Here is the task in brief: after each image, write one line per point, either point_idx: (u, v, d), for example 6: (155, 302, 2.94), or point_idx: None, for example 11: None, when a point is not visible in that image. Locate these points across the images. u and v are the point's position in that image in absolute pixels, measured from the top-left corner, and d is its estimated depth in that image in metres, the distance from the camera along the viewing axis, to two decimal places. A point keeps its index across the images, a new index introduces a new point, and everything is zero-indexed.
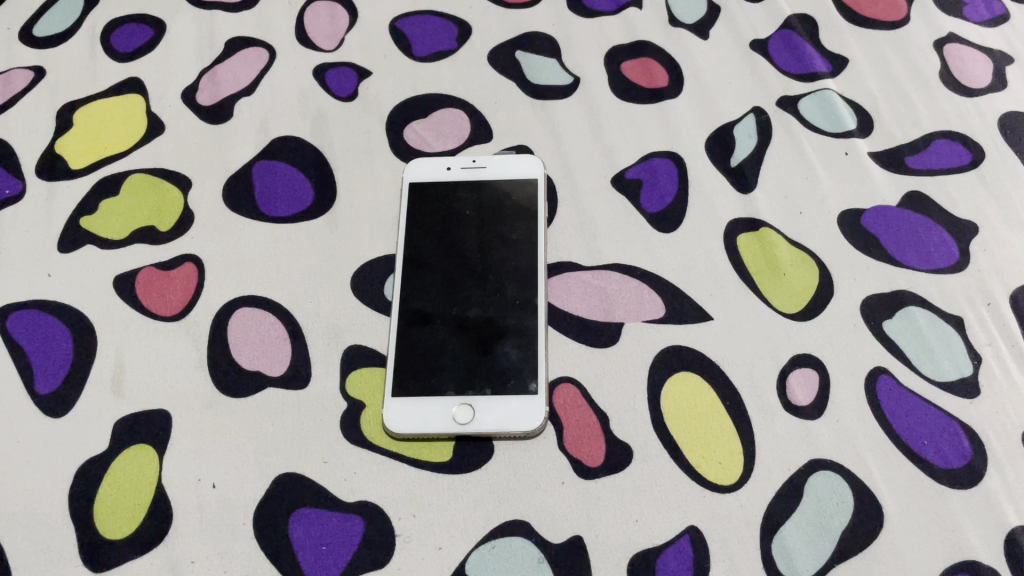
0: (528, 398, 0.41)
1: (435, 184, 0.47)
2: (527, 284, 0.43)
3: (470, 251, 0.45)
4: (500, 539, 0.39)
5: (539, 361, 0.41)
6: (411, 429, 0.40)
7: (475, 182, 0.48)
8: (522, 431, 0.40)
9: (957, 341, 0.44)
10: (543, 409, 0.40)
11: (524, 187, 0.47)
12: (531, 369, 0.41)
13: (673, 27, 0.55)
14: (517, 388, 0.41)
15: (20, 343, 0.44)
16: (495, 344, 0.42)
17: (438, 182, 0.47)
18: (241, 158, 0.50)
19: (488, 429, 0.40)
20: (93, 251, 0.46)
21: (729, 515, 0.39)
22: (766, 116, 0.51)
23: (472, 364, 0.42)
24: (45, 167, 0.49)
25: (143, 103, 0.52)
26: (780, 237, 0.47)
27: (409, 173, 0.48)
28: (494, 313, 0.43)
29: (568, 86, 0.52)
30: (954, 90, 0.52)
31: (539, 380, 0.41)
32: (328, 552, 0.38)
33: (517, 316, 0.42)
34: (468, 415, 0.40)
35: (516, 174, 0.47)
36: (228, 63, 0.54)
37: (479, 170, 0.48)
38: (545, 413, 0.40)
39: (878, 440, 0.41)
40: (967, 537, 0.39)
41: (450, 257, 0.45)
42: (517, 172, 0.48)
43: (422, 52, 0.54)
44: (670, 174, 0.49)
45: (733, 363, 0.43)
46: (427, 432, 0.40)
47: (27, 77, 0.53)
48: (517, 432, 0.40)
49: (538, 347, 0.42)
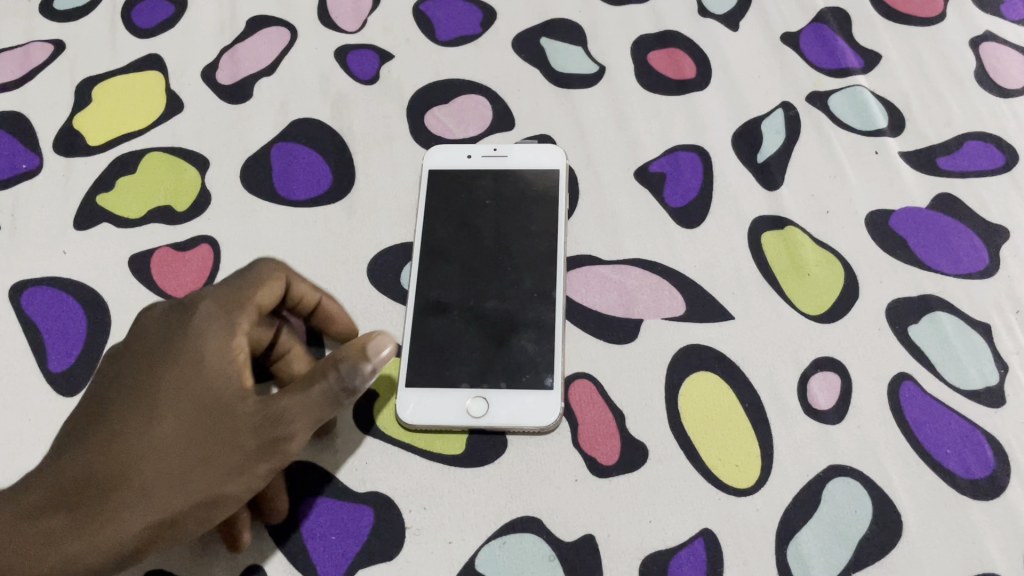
0: (543, 394, 0.40)
1: (455, 173, 0.47)
2: (544, 280, 0.43)
3: (489, 245, 0.44)
4: (511, 535, 0.38)
5: (555, 356, 0.41)
6: (425, 421, 0.40)
7: (496, 172, 0.47)
8: (536, 427, 0.40)
9: (984, 349, 0.43)
10: (557, 406, 0.40)
11: (545, 178, 0.46)
12: (547, 363, 0.41)
13: (701, 18, 0.53)
14: (533, 383, 0.41)
15: (34, 319, 0.44)
16: (511, 339, 0.42)
17: (459, 171, 0.47)
18: (260, 140, 0.49)
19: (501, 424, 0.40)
20: (109, 229, 0.46)
21: (744, 519, 0.39)
22: (795, 112, 0.50)
23: (489, 359, 0.41)
24: (62, 143, 0.49)
25: (163, 80, 0.51)
26: (805, 236, 0.46)
27: (428, 160, 0.47)
28: (511, 307, 0.42)
29: (593, 75, 0.51)
30: (989, 91, 0.51)
31: (555, 375, 0.41)
32: (337, 542, 0.38)
33: (535, 310, 0.42)
34: (482, 408, 0.40)
35: (539, 164, 0.47)
36: (249, 42, 0.53)
37: (500, 159, 0.47)
38: (559, 411, 0.40)
39: (898, 448, 0.40)
40: (988, 550, 0.38)
41: (466, 251, 0.44)
42: (537, 162, 0.47)
43: (444, 36, 0.53)
44: (695, 168, 0.48)
45: (752, 365, 0.42)
46: (441, 423, 0.40)
47: (46, 51, 0.52)
48: (532, 428, 0.40)
49: (555, 340, 0.41)
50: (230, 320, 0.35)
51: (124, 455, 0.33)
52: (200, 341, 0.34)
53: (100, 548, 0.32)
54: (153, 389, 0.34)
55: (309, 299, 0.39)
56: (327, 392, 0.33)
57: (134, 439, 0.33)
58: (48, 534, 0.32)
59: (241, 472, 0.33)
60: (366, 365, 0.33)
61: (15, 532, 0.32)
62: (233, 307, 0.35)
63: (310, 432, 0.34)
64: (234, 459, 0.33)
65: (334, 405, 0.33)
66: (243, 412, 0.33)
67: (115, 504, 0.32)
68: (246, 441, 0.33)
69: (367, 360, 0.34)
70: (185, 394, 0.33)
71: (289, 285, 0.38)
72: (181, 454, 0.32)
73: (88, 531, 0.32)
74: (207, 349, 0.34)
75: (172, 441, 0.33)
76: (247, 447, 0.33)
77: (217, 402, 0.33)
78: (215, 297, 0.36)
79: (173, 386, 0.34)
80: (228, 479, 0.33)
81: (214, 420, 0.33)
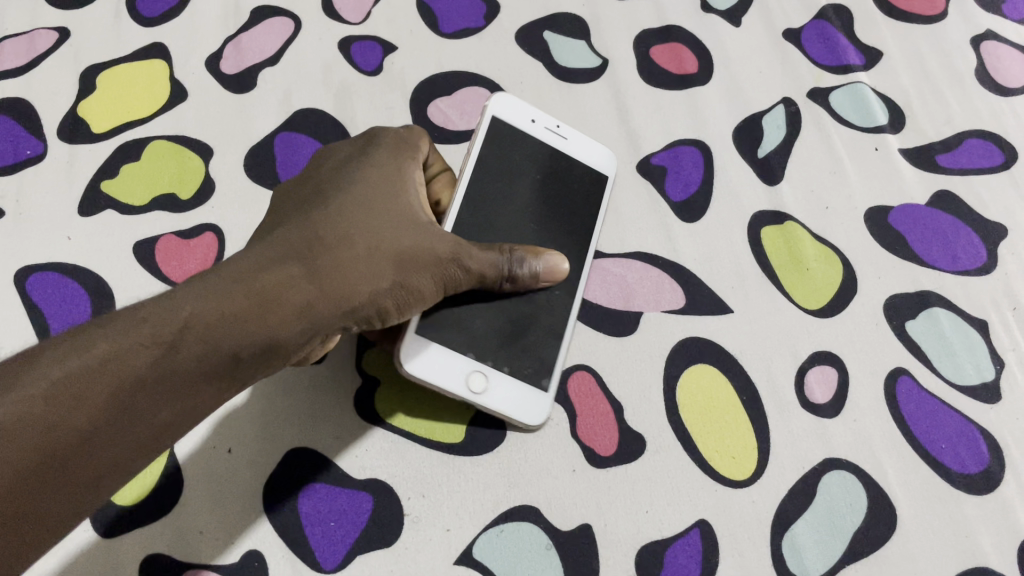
0: (537, 392, 0.40)
1: (512, 131, 0.42)
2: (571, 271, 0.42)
3: (528, 220, 0.41)
4: (509, 523, 0.39)
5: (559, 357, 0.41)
6: (424, 375, 0.37)
7: (553, 151, 0.44)
8: (524, 422, 0.39)
9: (980, 345, 0.44)
10: (546, 410, 0.40)
11: (598, 180, 0.45)
12: (550, 363, 0.40)
13: (704, 13, 0.53)
14: (532, 379, 0.40)
15: (36, 303, 0.44)
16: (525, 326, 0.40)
17: (517, 131, 0.43)
18: (264, 130, 0.49)
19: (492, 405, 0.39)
20: (113, 217, 0.46)
21: (741, 510, 0.39)
22: (796, 108, 0.50)
23: (499, 335, 0.39)
24: (66, 129, 0.49)
25: (166, 68, 0.51)
26: (805, 230, 0.46)
27: (496, 104, 0.42)
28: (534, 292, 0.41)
29: (595, 69, 0.51)
30: (989, 90, 0.51)
31: (553, 380, 0.40)
32: (336, 528, 0.39)
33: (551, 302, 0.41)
34: (482, 385, 0.39)
35: (591, 161, 0.45)
36: (253, 32, 0.53)
37: (560, 140, 0.44)
38: (546, 415, 0.40)
39: (894, 442, 0.41)
40: (980, 543, 0.39)
41: (507, 210, 0.41)
42: (595, 160, 0.45)
43: (448, 28, 0.53)
44: (696, 162, 0.48)
45: (751, 358, 0.42)
46: (442, 388, 0.37)
47: (51, 39, 0.52)
48: (516, 421, 0.39)
49: (563, 342, 0.41)
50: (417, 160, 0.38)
51: (344, 229, 0.33)
52: (380, 164, 0.36)
53: (330, 292, 0.32)
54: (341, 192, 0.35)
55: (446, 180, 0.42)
56: (503, 269, 0.36)
57: (356, 215, 0.34)
58: (275, 283, 0.31)
59: (427, 269, 0.34)
60: (536, 262, 0.37)
61: (251, 283, 0.31)
62: (409, 147, 0.38)
63: (474, 282, 0.36)
64: (428, 261, 0.34)
65: (500, 271, 0.36)
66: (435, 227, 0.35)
67: (323, 272, 0.32)
68: (438, 244, 0.34)
69: (543, 267, 0.37)
70: (384, 198, 0.35)
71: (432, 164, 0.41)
72: (398, 246, 0.34)
73: (320, 283, 0.32)
74: (407, 179, 0.36)
75: (390, 231, 0.34)
76: (431, 260, 0.34)
77: (418, 217, 0.35)
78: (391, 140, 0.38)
79: (379, 188, 0.35)
80: (424, 272, 0.34)
81: (417, 238, 0.34)
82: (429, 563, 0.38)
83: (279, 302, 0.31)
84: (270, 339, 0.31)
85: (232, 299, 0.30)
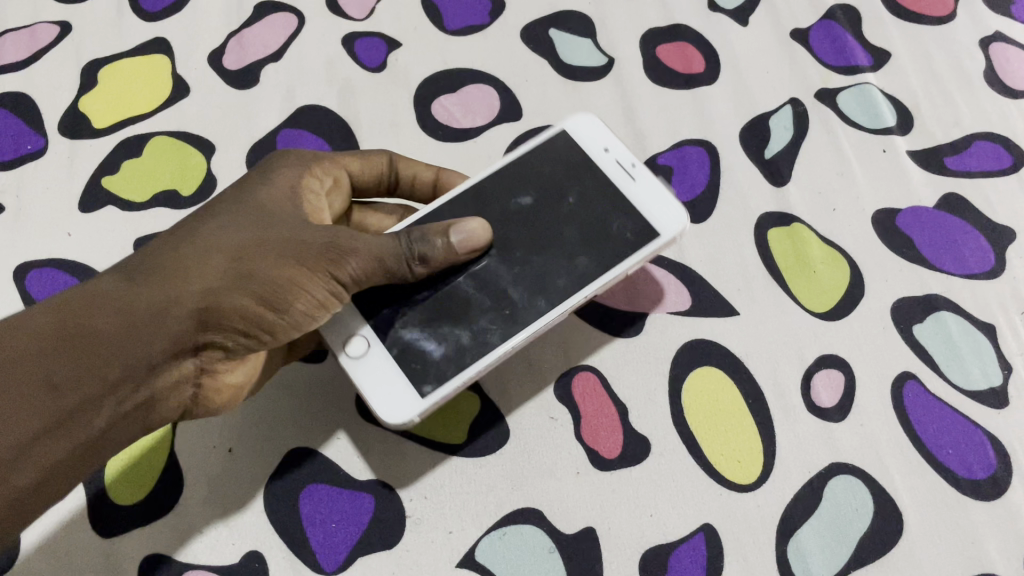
0: (488, 364, 0.34)
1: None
2: (549, 243, 0.37)
3: (522, 185, 0.38)
4: (512, 526, 0.38)
5: (519, 334, 0.35)
6: (361, 380, 0.35)
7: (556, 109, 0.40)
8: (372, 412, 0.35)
9: (988, 350, 0.43)
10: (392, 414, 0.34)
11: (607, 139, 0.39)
12: (507, 338, 0.35)
13: (712, 11, 0.53)
14: (480, 355, 0.35)
15: (36, 299, 0.44)
16: (480, 307, 0.36)
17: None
18: (266, 126, 0.49)
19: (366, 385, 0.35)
20: (114, 213, 0.46)
21: (745, 514, 0.39)
22: (804, 108, 0.49)
23: (450, 320, 0.36)
24: (67, 124, 0.49)
25: (168, 63, 0.51)
26: (811, 232, 0.46)
27: (576, 122, 0.39)
28: (497, 271, 0.37)
29: (601, 68, 0.51)
30: (999, 92, 0.50)
31: (435, 392, 0.34)
32: (337, 530, 0.38)
33: (516, 281, 0.36)
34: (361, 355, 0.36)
35: (647, 211, 0.37)
36: (257, 28, 0.52)
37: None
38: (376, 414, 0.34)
39: (901, 447, 0.41)
40: (987, 550, 0.39)
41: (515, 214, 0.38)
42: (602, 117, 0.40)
43: (452, 25, 0.52)
44: (702, 162, 0.48)
45: (757, 360, 0.42)
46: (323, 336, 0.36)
47: (53, 33, 0.51)
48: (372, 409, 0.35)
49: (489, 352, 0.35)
50: (303, 168, 0.38)
51: (211, 237, 0.34)
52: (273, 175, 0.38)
53: (160, 296, 0.33)
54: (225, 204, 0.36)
55: (424, 178, 0.43)
56: (402, 252, 0.35)
57: (214, 226, 0.35)
58: (94, 292, 0.33)
59: (282, 258, 0.34)
60: (441, 236, 0.35)
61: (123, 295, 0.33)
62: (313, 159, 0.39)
63: (373, 269, 0.35)
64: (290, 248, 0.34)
65: (401, 251, 0.35)
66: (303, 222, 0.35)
67: (101, 291, 0.33)
68: (305, 233, 0.34)
69: (455, 240, 0.35)
70: (248, 207, 0.35)
71: (393, 163, 0.43)
72: (249, 242, 0.34)
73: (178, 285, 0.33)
74: (282, 185, 0.37)
75: (243, 231, 0.34)
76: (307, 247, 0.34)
77: (283, 217, 0.35)
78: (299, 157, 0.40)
79: (260, 199, 0.36)
80: (280, 262, 0.34)
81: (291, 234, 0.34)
82: (430, 565, 0.38)
83: (78, 322, 0.32)
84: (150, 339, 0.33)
85: (63, 320, 0.32)
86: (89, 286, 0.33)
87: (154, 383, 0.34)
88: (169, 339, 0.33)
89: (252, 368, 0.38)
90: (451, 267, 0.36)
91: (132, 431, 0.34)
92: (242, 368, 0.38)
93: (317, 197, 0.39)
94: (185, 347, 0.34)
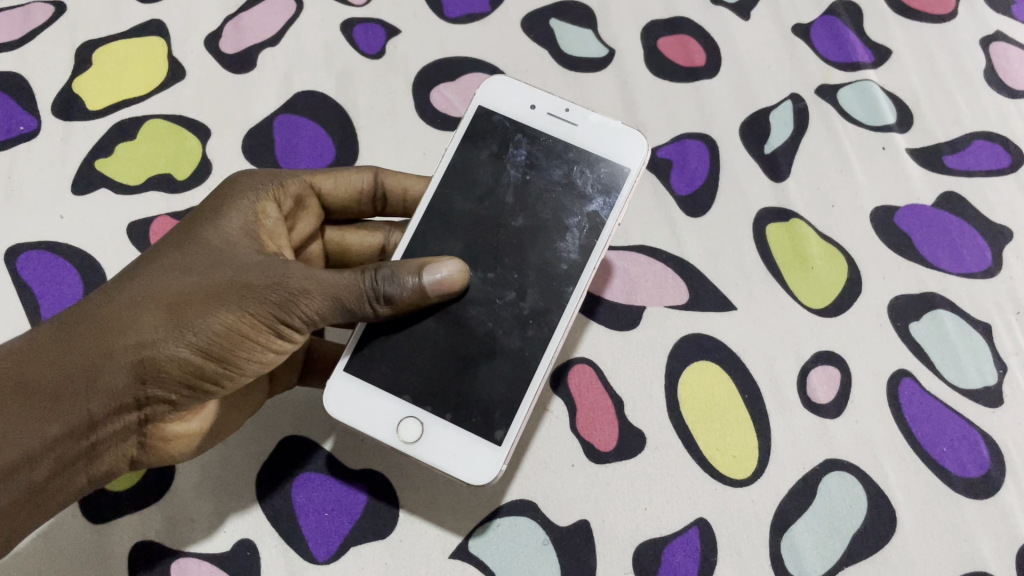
0: (485, 445, 0.34)
1: (506, 122, 0.39)
2: (553, 300, 0.36)
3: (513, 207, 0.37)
4: (505, 518, 0.38)
5: (520, 408, 0.35)
6: (347, 417, 0.35)
7: (557, 140, 0.38)
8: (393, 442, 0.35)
9: (984, 348, 0.43)
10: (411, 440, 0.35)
11: (609, 180, 0.37)
12: (507, 414, 0.35)
13: (713, 5, 0.52)
14: (476, 433, 0.34)
15: (29, 284, 0.43)
16: (473, 356, 0.35)
17: (512, 121, 0.39)
18: (262, 113, 0.48)
19: (373, 425, 0.35)
20: (108, 196, 0.46)
21: (740, 509, 0.39)
22: (804, 104, 0.49)
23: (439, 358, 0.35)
24: (60, 105, 0.48)
25: (164, 45, 0.50)
26: (809, 228, 0.46)
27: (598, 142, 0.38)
28: (493, 333, 0.36)
29: (602, 59, 0.51)
30: (999, 91, 0.50)
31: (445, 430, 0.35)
32: (330, 519, 0.38)
33: (513, 351, 0.35)
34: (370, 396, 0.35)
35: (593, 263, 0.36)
36: (255, 11, 0.51)
37: (567, 126, 0.38)
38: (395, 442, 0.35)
39: (896, 445, 0.41)
40: (980, 547, 0.39)
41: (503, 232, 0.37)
42: (608, 153, 0.38)
43: (453, 14, 0.52)
44: (701, 156, 0.47)
45: (753, 356, 0.42)
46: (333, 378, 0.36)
47: (47, 12, 0.50)
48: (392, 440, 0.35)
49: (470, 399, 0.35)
50: (255, 196, 0.36)
51: (158, 284, 0.33)
52: (225, 205, 0.36)
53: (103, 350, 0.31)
54: (177, 241, 0.34)
55: (416, 190, 0.42)
56: (362, 288, 0.33)
57: (158, 273, 0.33)
58: (40, 347, 0.32)
59: (227, 303, 0.32)
60: (411, 276, 0.33)
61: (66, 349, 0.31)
62: (268, 178, 0.37)
63: (329, 307, 0.33)
64: (235, 292, 0.32)
65: (358, 291, 0.33)
66: (256, 261, 0.33)
67: (42, 344, 0.32)
68: (253, 274, 0.33)
69: (424, 283, 0.34)
70: (194, 249, 0.34)
71: (380, 179, 0.41)
72: (192, 289, 0.32)
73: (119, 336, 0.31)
74: (235, 218, 0.35)
75: (189, 275, 0.33)
76: (253, 291, 0.32)
77: (234, 255, 0.34)
78: (252, 175, 0.37)
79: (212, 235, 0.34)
80: (224, 306, 0.32)
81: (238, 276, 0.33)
82: (423, 555, 0.38)
83: (12, 382, 0.31)
84: (95, 394, 0.31)
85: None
86: (29, 339, 0.32)
87: (92, 439, 0.32)
88: (109, 394, 0.31)
89: (205, 418, 0.36)
90: (419, 305, 0.35)
91: (70, 485, 0.33)
92: (194, 418, 0.36)
93: (272, 226, 0.37)
94: (129, 402, 0.32)
